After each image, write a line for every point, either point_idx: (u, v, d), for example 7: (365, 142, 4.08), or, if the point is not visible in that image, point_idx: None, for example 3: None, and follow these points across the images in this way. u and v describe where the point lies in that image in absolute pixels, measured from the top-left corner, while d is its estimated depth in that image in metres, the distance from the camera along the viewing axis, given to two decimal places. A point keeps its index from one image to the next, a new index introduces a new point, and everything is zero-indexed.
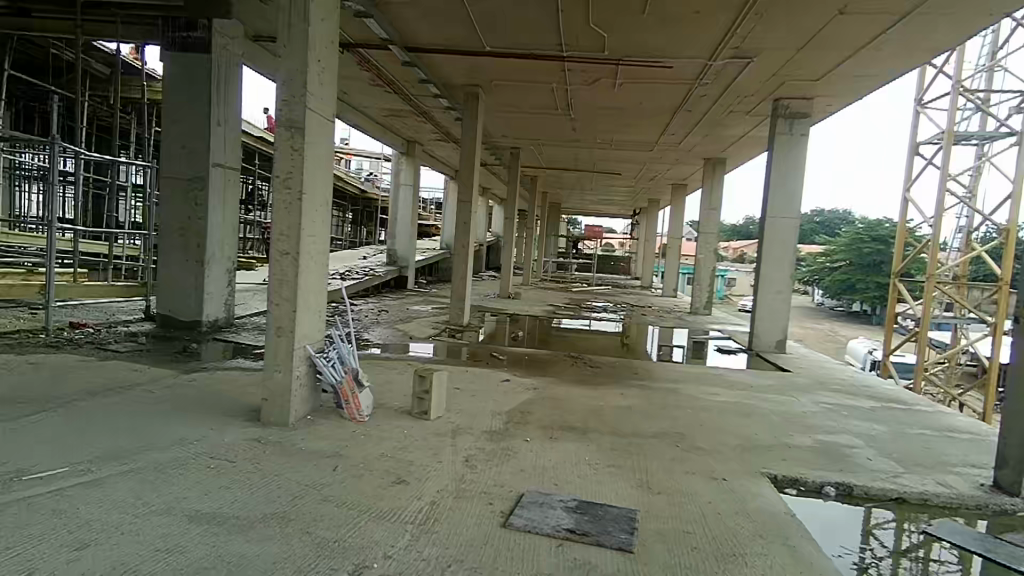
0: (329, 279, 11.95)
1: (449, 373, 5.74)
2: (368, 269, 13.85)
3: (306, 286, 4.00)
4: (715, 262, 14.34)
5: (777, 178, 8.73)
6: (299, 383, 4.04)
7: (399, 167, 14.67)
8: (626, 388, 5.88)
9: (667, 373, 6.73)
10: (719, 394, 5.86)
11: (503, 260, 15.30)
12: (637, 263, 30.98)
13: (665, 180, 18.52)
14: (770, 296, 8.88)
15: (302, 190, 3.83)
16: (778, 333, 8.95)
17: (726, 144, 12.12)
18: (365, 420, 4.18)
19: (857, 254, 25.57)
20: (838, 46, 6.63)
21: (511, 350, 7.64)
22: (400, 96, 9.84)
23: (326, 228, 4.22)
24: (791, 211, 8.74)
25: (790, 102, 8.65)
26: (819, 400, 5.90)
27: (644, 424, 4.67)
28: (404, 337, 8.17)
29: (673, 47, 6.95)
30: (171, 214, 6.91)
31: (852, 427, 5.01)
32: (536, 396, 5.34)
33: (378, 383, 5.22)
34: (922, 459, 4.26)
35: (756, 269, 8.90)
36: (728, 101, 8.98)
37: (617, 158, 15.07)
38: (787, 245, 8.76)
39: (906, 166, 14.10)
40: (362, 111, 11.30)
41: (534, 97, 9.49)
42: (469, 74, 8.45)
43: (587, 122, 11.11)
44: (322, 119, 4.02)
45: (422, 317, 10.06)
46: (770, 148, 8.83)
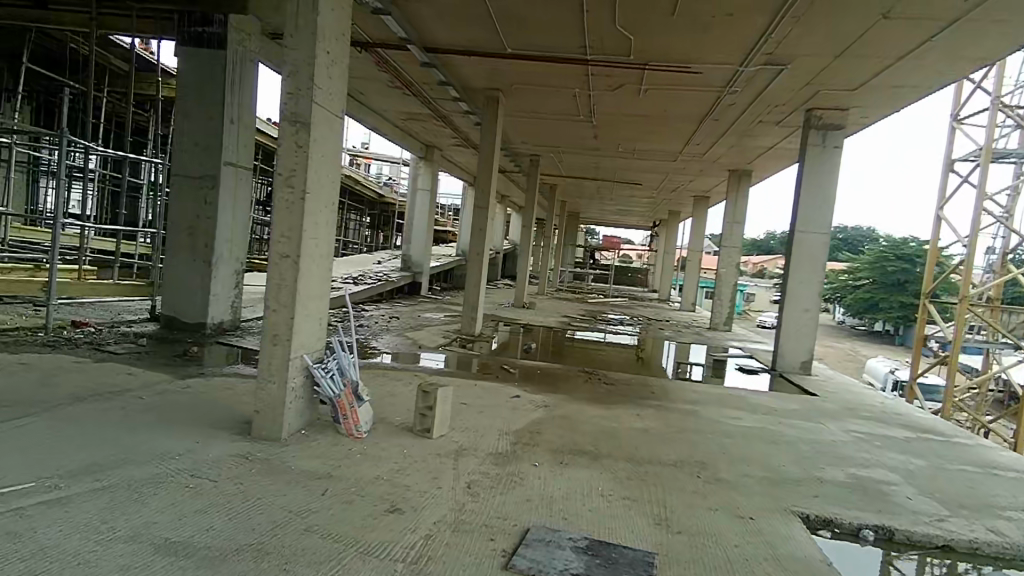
0: (341, 284, 11.78)
1: (456, 387, 5.47)
2: (381, 274, 13.68)
3: (306, 292, 3.75)
4: (736, 278, 13.93)
5: (808, 191, 8.39)
6: (295, 395, 3.80)
7: (417, 172, 14.50)
8: (642, 408, 5.56)
9: (685, 393, 6.38)
10: (742, 418, 5.51)
11: (519, 268, 15.04)
12: (654, 276, 30.54)
13: (687, 192, 18.16)
14: (796, 314, 8.49)
15: (305, 189, 3.58)
16: (804, 353, 8.54)
17: (753, 156, 11.76)
18: (364, 436, 3.94)
19: (881, 272, 24.91)
20: (877, 54, 6.29)
21: (524, 363, 7.34)
22: (419, 99, 9.66)
23: (331, 231, 3.97)
24: (821, 226, 8.36)
25: (823, 113, 8.28)
26: (851, 428, 5.51)
27: (661, 450, 4.35)
28: (414, 346, 7.93)
29: (702, 51, 6.64)
30: (179, 213, 6.76)
31: (890, 461, 4.62)
32: (547, 414, 5.05)
33: (381, 395, 4.97)
34: (968, 500, 3.85)
35: (782, 286, 8.52)
36: (758, 111, 8.64)
37: (639, 168, 14.77)
38: (816, 261, 8.37)
39: (939, 183, 13.61)
40: (380, 114, 11.15)
41: (555, 102, 9.24)
42: (489, 76, 8.22)
43: (610, 130, 10.84)
44: (330, 115, 3.79)
45: (434, 325, 9.82)
46: (801, 160, 8.49)
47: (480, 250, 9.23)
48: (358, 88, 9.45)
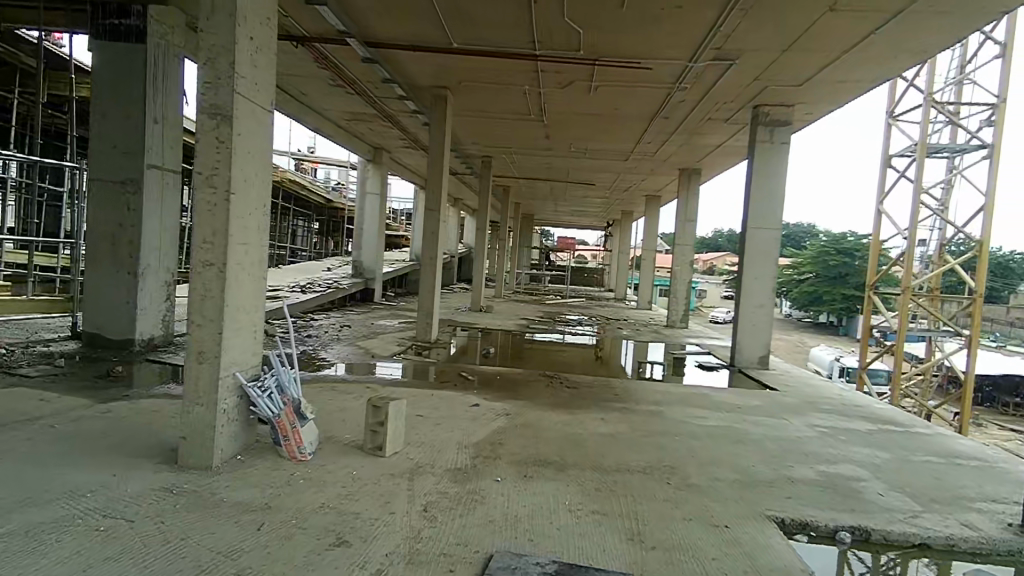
0: (288, 292, 11.24)
1: (410, 398, 5.16)
2: (331, 281, 13.15)
3: (236, 303, 3.39)
4: (691, 275, 14.03)
5: (759, 188, 8.40)
6: (227, 417, 3.43)
7: (365, 175, 14.03)
8: (606, 412, 5.38)
9: (648, 394, 6.24)
10: (706, 417, 5.40)
11: (475, 271, 14.75)
12: (610, 275, 30.77)
13: (640, 191, 18.26)
14: (752, 309, 8.51)
15: (229, 189, 3.23)
16: (761, 348, 8.57)
17: (703, 154, 11.84)
18: (308, 458, 3.60)
19: (824, 266, 25.78)
20: (824, 49, 6.32)
21: (483, 370, 7.07)
22: (363, 98, 9.28)
23: (262, 236, 3.63)
24: (773, 221, 8.41)
25: (770, 109, 8.34)
26: (814, 423, 5.47)
27: (628, 456, 4.16)
28: (366, 355, 7.55)
29: (653, 46, 6.54)
30: (100, 220, 6.22)
31: (854, 456, 4.57)
32: (507, 423, 4.79)
33: (328, 411, 4.61)
34: (937, 494, 3.84)
35: (737, 281, 8.53)
36: (708, 108, 8.63)
37: (592, 168, 14.71)
38: (769, 256, 8.41)
39: (879, 178, 14.07)
40: (324, 114, 10.69)
41: (505, 101, 9.01)
42: (435, 74, 7.92)
43: (561, 129, 10.68)
44: (257, 108, 3.45)
45: (387, 333, 9.44)
46: (751, 156, 8.50)
47: (433, 253, 8.90)
48: (298, 87, 8.99)
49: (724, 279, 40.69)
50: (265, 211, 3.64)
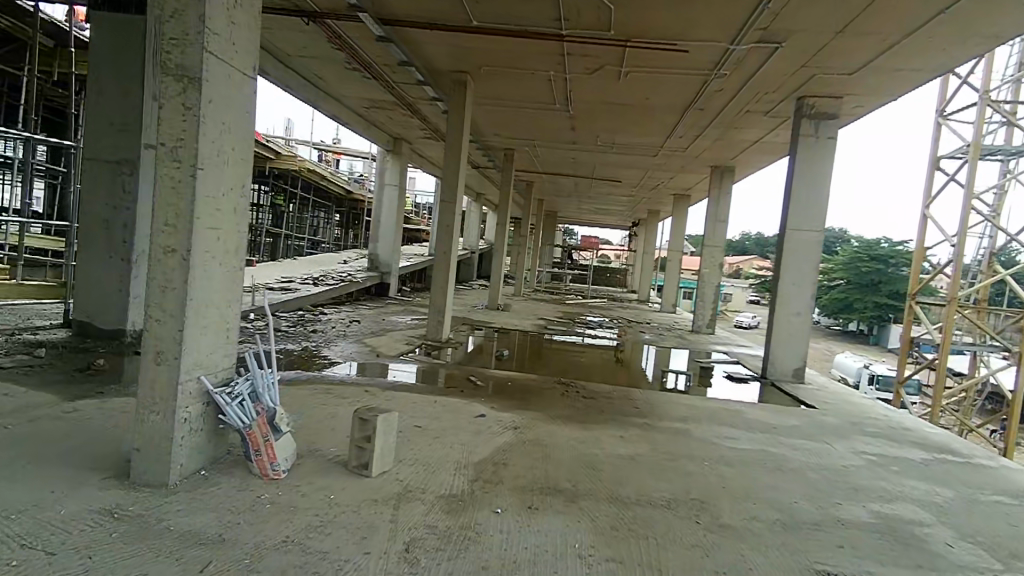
0: (299, 284, 10.90)
1: (409, 407, 4.70)
2: (346, 274, 12.79)
3: (205, 297, 2.95)
4: (719, 278, 13.34)
5: (801, 186, 7.74)
6: (190, 428, 2.99)
7: (384, 166, 13.66)
8: (625, 428, 4.85)
9: (673, 408, 5.69)
10: (738, 439, 4.84)
11: (493, 268, 14.28)
12: (633, 276, 30.09)
13: (667, 189, 17.59)
14: (788, 318, 7.86)
15: (196, 164, 2.76)
16: (796, 360, 7.92)
17: (737, 151, 11.17)
18: (282, 476, 3.17)
19: (856, 273, 24.77)
20: (882, 31, 5.68)
21: (494, 374, 6.58)
22: (381, 83, 8.84)
23: (241, 220, 3.17)
24: (814, 223, 7.75)
25: (816, 101, 7.69)
26: (860, 449, 4.87)
27: (648, 484, 3.63)
28: (371, 354, 7.12)
29: (689, 26, 5.96)
30: (94, 203, 5.90)
31: (912, 492, 3.97)
32: (515, 439, 4.30)
33: (316, 419, 4.17)
34: (1017, 546, 3.23)
35: (773, 287, 7.89)
36: (748, 99, 7.99)
37: (618, 163, 14.10)
38: (809, 261, 7.75)
39: (925, 180, 13.21)
40: (341, 101, 10.31)
41: (528, 88, 8.50)
42: (455, 56, 7.44)
43: (588, 121, 10.13)
44: (234, 73, 2.98)
45: (398, 330, 9.01)
46: (793, 151, 7.85)
47: (448, 248, 8.42)
48: (312, 70, 8.60)
49: (750, 284, 39.56)
50: (246, 192, 3.19)
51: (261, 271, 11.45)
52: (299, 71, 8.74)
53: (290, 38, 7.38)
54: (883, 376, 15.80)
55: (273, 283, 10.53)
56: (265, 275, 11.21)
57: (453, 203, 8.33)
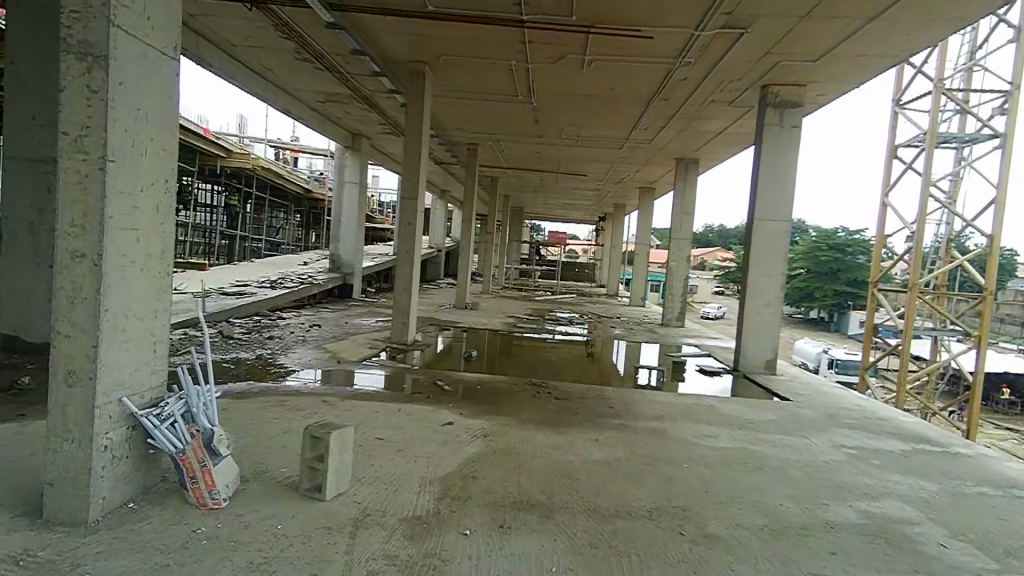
0: (256, 288, 10.39)
1: (372, 418, 4.39)
2: (306, 276, 12.30)
3: (124, 307, 2.59)
4: (687, 271, 13.30)
5: (768, 176, 7.65)
6: (113, 457, 2.62)
7: (343, 163, 13.19)
8: (600, 431, 4.63)
9: (648, 407, 5.51)
10: (716, 437, 4.66)
11: (459, 266, 13.95)
12: (601, 271, 30.09)
13: (633, 183, 17.51)
14: (760, 309, 7.77)
15: (105, 155, 2.41)
16: (769, 352, 7.84)
17: (702, 142, 11.09)
18: (223, 505, 2.83)
19: (816, 262, 25.24)
20: (847, 16, 5.57)
21: (462, 378, 6.28)
22: (335, 74, 8.43)
23: (165, 219, 2.82)
24: (781, 213, 7.67)
25: (780, 89, 7.60)
26: (840, 444, 4.75)
27: (628, 493, 3.41)
28: (332, 360, 6.75)
29: (654, 11, 5.75)
30: (16, 207, 5.39)
31: (895, 488, 3.85)
32: (485, 448, 4.02)
33: (268, 436, 3.83)
34: (1008, 542, 3.11)
35: (742, 279, 7.79)
36: (713, 88, 7.86)
37: (584, 157, 13.92)
38: (779, 251, 7.67)
39: (884, 169, 13.41)
40: (294, 95, 9.84)
41: (489, 79, 8.20)
42: (411, 45, 7.10)
43: (552, 113, 9.89)
44: (150, 52, 2.63)
45: (361, 333, 8.64)
46: (758, 141, 7.75)
47: (411, 247, 8.08)
48: (262, 61, 8.15)
49: (716, 276, 40.04)
50: (170, 187, 2.84)
51: (214, 275, 10.90)
52: (247, 63, 8.27)
53: (235, 26, 6.93)
54: (843, 360, 15.96)
55: (227, 288, 10.00)
56: (218, 279, 10.67)
57: (414, 199, 7.99)
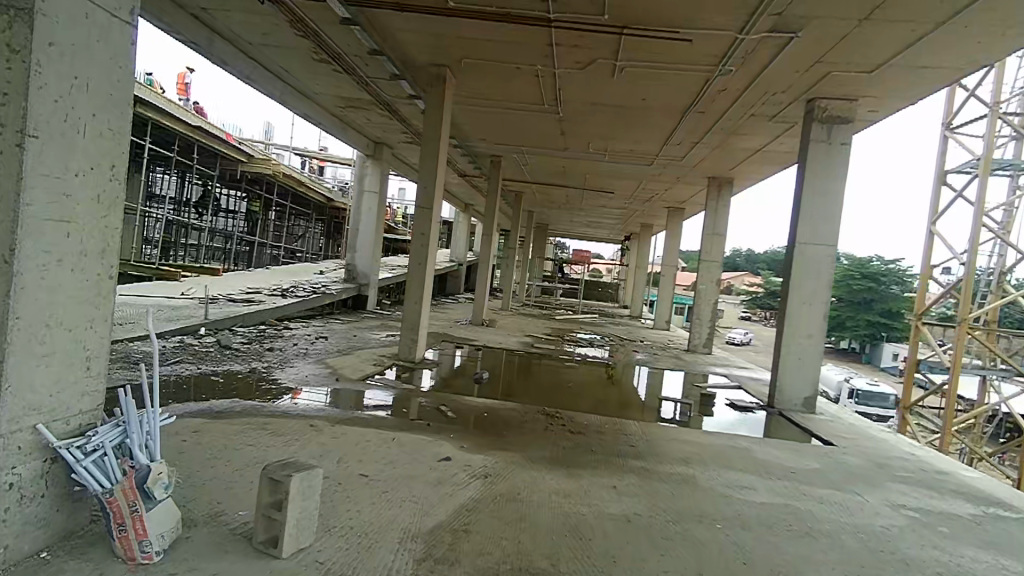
0: (266, 296, 10.05)
1: (359, 451, 3.89)
2: (319, 285, 11.95)
3: (43, 315, 2.15)
4: (716, 295, 12.61)
5: (811, 197, 7.04)
6: (21, 496, 2.15)
7: (363, 171, 12.88)
8: (619, 477, 4.05)
9: (675, 447, 4.91)
10: (753, 492, 4.04)
11: (478, 281, 13.49)
12: (625, 291, 29.36)
13: (661, 202, 16.93)
14: (798, 341, 7.12)
15: (24, 129, 2.00)
16: (807, 388, 7.16)
17: (737, 161, 10.51)
18: (155, 559, 2.34)
19: (850, 292, 24.20)
20: (911, 19, 4.99)
21: (469, 403, 5.75)
22: (354, 77, 8.10)
23: (109, 212, 2.40)
24: (826, 238, 7.03)
25: (828, 103, 7.00)
26: (900, 506, 4.09)
27: (651, 561, 2.83)
28: (331, 376, 6.29)
29: (695, 11, 5.24)
30: None
31: (975, 569, 3.19)
32: (484, 493, 3.48)
33: (236, 468, 3.34)
34: None
35: (782, 307, 7.14)
36: (753, 100, 7.31)
37: (612, 174, 13.41)
38: (823, 279, 7.03)
39: (932, 195, 12.61)
40: (315, 99, 9.55)
41: (513, 85, 7.78)
42: (432, 47, 6.72)
43: (580, 125, 9.42)
44: (94, 11, 2.22)
45: (368, 348, 8.18)
46: (802, 158, 7.15)
47: (424, 259, 7.63)
48: (280, 62, 7.86)
49: (743, 302, 38.94)
50: (116, 174, 2.40)
51: (224, 281, 10.60)
52: (265, 63, 7.98)
53: (250, 22, 6.62)
54: (863, 390, 15.08)
55: (235, 295, 9.66)
56: (228, 286, 10.36)
57: (430, 209, 7.54)
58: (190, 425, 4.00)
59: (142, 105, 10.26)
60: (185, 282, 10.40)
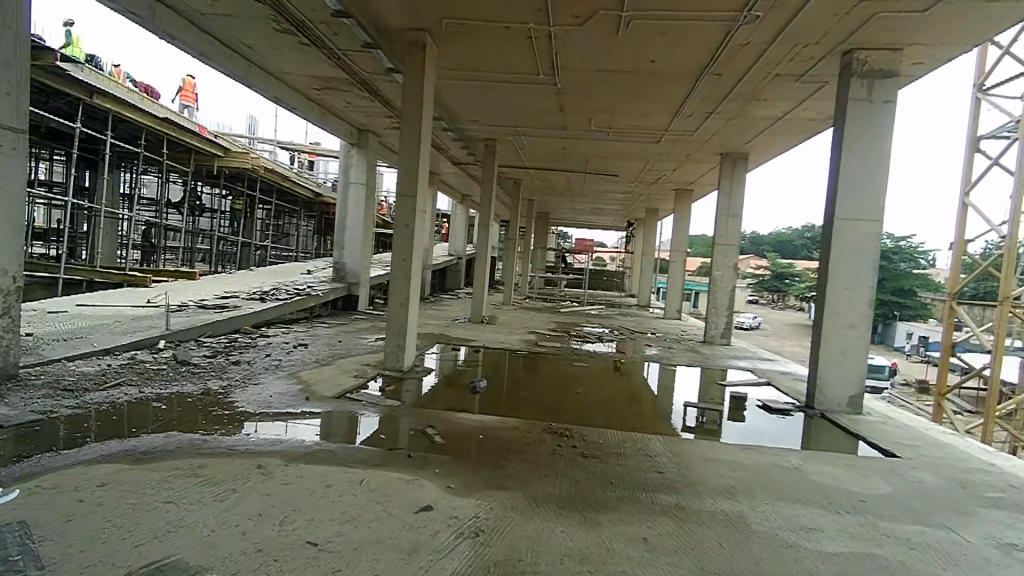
0: (242, 301, 9.16)
1: (311, 506, 3.00)
2: (304, 286, 11.06)
3: None
4: (733, 281, 11.65)
5: (852, 165, 6.10)
6: None
7: (348, 162, 11.96)
8: (648, 523, 3.15)
9: (713, 473, 4.00)
10: (823, 538, 3.14)
11: (476, 275, 12.58)
12: (632, 279, 28.41)
13: (668, 183, 15.94)
14: (840, 331, 6.20)
15: None
16: (852, 386, 6.23)
17: (755, 132, 9.54)
18: None
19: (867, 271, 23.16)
20: None
21: (462, 421, 4.85)
22: (323, 50, 7.16)
23: None
24: (870, 212, 6.08)
25: (869, 55, 6.07)
26: (1014, 549, 3.17)
27: None
28: (302, 392, 5.40)
29: None
30: None
31: None
32: (473, 563, 2.60)
33: (132, 550, 2.46)
34: None
35: (821, 294, 6.22)
36: (780, 56, 6.35)
37: (616, 154, 12.44)
38: (867, 258, 6.09)
39: (964, 164, 11.64)
40: (285, 81, 8.62)
41: (504, 52, 6.84)
42: (405, 5, 5.77)
43: (581, 99, 8.49)
44: None
45: (352, 355, 7.29)
46: (839, 120, 6.21)
47: (408, 253, 6.69)
48: (238, 35, 6.94)
49: (751, 286, 37.87)
50: None
51: (198, 287, 9.73)
52: (222, 37, 7.06)
53: None
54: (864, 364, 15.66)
55: (207, 302, 8.79)
56: (201, 291, 9.49)
57: (413, 196, 6.63)
58: (96, 479, 3.12)
59: (101, 95, 9.32)
60: (155, 289, 9.53)
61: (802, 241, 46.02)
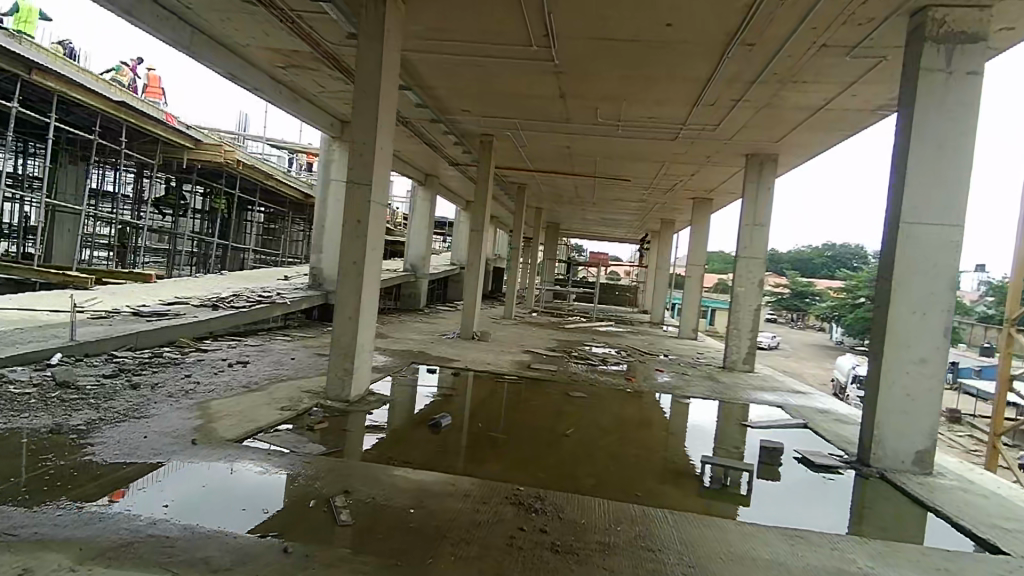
0: (188, 309, 7.92)
1: None
2: (271, 293, 9.85)
3: None
4: (757, 298, 10.25)
5: (923, 154, 4.74)
6: None
7: (329, 157, 10.81)
8: None
9: None
10: None
11: (468, 285, 11.30)
12: (646, 295, 26.96)
13: (685, 190, 14.57)
14: (906, 368, 4.80)
15: None
16: (920, 439, 4.82)
17: (786, 126, 8.22)
18: None
19: None
20: None
21: (394, 485, 3.49)
22: (274, 13, 5.99)
23: None
24: (948, 216, 4.70)
25: (949, 13, 4.71)
26: None
27: None
28: (196, 430, 4.11)
29: None
30: None
31: None
32: None
33: None
34: None
35: (882, 318, 4.84)
36: (829, 17, 5.04)
37: (627, 154, 11.15)
38: (942, 275, 4.71)
39: None
40: (243, 55, 7.49)
41: (486, 14, 5.59)
42: None
43: (583, 80, 7.22)
44: None
45: (295, 377, 6.02)
46: (908, 98, 4.86)
47: (361, 256, 5.40)
48: None
49: (771, 305, 36.17)
50: None
51: (143, 292, 8.53)
52: None
53: None
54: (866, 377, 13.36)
55: (145, 308, 7.58)
56: (145, 296, 8.30)
57: (367, 185, 5.36)
58: None
59: (42, 73, 8.20)
60: (93, 291, 8.34)
61: (824, 259, 44.23)
